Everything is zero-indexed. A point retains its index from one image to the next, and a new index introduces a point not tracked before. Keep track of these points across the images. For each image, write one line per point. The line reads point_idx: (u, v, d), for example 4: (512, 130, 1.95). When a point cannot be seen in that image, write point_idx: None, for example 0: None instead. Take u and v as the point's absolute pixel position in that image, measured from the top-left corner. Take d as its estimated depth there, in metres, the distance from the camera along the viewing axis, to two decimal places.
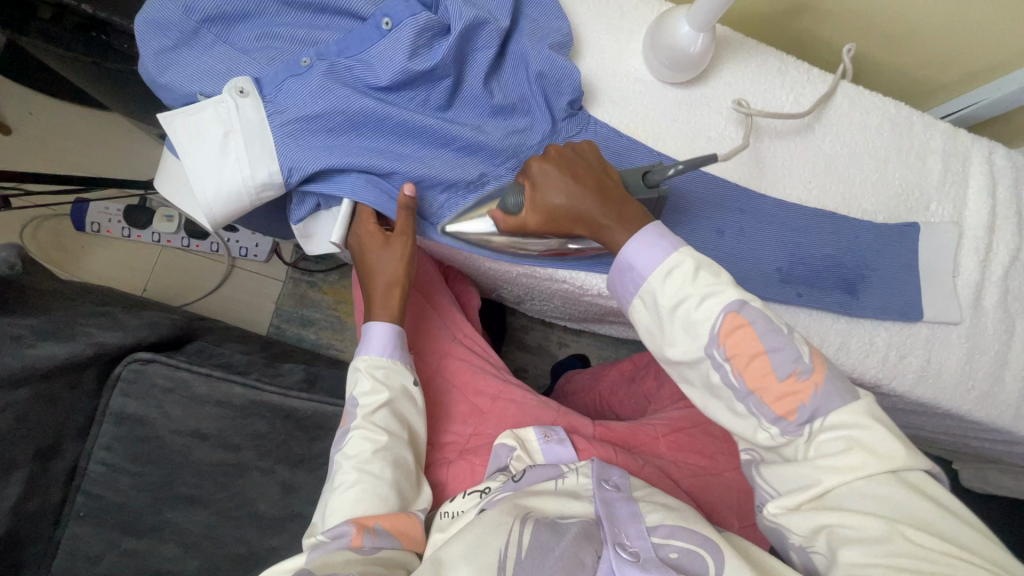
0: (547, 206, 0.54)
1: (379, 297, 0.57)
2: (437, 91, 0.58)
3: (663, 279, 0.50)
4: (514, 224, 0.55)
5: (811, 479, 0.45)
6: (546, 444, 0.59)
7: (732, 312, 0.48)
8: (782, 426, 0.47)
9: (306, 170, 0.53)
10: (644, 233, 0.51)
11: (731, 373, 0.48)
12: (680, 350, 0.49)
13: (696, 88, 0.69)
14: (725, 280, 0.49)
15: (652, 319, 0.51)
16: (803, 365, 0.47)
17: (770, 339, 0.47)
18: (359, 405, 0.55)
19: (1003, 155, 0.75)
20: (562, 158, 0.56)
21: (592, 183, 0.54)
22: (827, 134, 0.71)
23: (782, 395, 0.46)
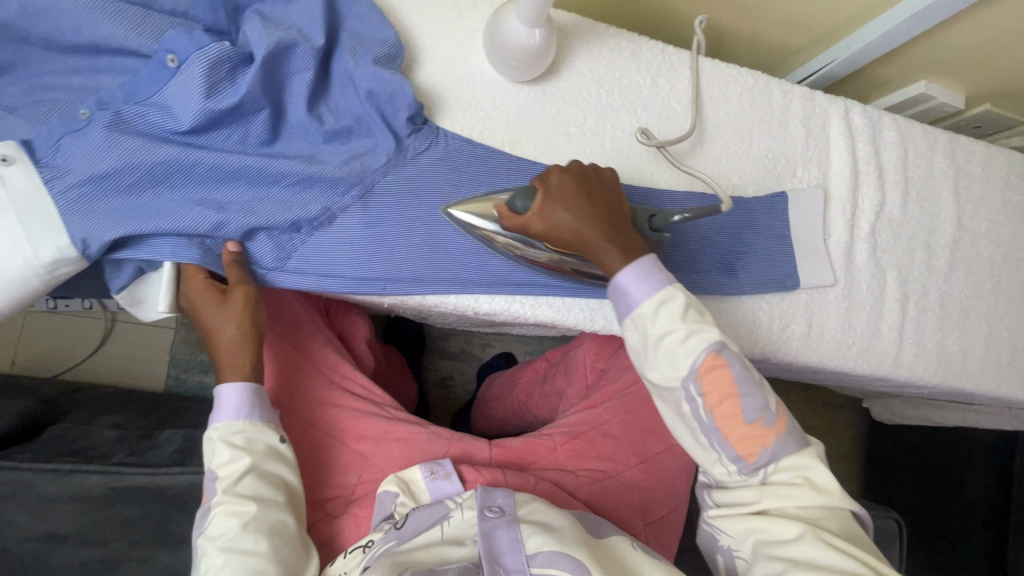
0: (552, 220, 0.53)
1: (226, 356, 0.51)
2: (253, 126, 0.52)
3: (654, 308, 0.51)
4: (518, 224, 0.54)
5: (752, 497, 0.50)
6: (432, 481, 0.58)
7: (714, 351, 0.50)
8: (740, 465, 0.50)
9: (106, 238, 0.47)
10: (638, 263, 0.52)
11: (702, 408, 0.50)
12: (661, 375, 0.51)
13: (549, 83, 0.65)
14: (707, 320, 0.51)
15: (638, 341, 0.52)
16: (770, 415, 0.51)
17: (744, 383, 0.50)
18: (218, 478, 0.50)
19: (859, 113, 0.77)
20: (582, 174, 0.55)
21: (603, 206, 0.54)
22: (690, 113, 0.70)
23: (747, 437, 0.50)
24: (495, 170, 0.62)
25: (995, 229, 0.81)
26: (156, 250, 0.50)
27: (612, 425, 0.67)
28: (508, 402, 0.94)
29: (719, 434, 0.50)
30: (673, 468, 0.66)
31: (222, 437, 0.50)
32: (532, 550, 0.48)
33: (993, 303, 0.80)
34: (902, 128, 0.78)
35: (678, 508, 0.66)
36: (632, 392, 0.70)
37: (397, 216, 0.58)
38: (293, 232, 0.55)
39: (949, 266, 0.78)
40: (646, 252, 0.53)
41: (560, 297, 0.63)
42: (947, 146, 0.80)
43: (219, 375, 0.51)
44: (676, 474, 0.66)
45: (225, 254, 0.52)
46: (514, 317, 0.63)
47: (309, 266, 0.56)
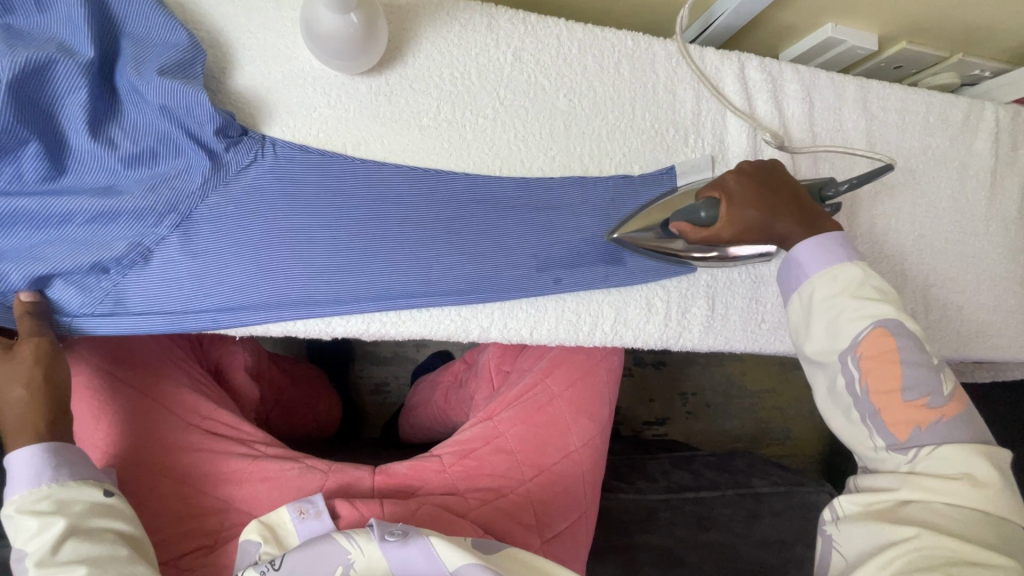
0: (744, 218, 0.54)
1: (14, 420, 0.47)
2: (24, 162, 0.46)
3: (829, 280, 0.52)
4: (704, 236, 0.54)
5: (893, 484, 0.47)
6: (301, 522, 0.53)
7: (883, 327, 0.49)
8: (889, 441, 0.48)
9: None
10: (829, 239, 0.53)
11: (857, 381, 0.49)
12: (817, 347, 0.52)
13: (393, 72, 0.58)
14: (891, 298, 0.50)
15: (801, 315, 0.54)
16: (937, 396, 0.48)
17: (912, 355, 0.48)
18: (28, 553, 0.45)
19: (756, 68, 0.70)
20: (756, 172, 0.56)
21: (791, 196, 0.56)
22: (562, 88, 0.63)
23: (906, 417, 0.47)
24: (336, 176, 0.55)
25: (914, 179, 0.75)
26: None
27: (507, 438, 0.62)
28: (429, 410, 0.89)
29: (873, 411, 0.49)
30: (571, 476, 0.62)
31: (23, 509, 0.46)
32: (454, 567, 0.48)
33: (916, 259, 0.75)
34: (805, 79, 0.72)
35: (583, 515, 0.62)
36: (531, 397, 0.65)
37: (222, 241, 0.52)
38: (99, 274, 0.49)
39: (866, 225, 0.73)
40: (838, 229, 0.55)
41: (426, 309, 0.58)
42: (858, 94, 0.73)
43: (8, 443, 0.48)
44: (577, 481, 0.62)
45: (18, 305, 0.47)
46: (379, 336, 0.58)
47: (123, 308, 0.50)
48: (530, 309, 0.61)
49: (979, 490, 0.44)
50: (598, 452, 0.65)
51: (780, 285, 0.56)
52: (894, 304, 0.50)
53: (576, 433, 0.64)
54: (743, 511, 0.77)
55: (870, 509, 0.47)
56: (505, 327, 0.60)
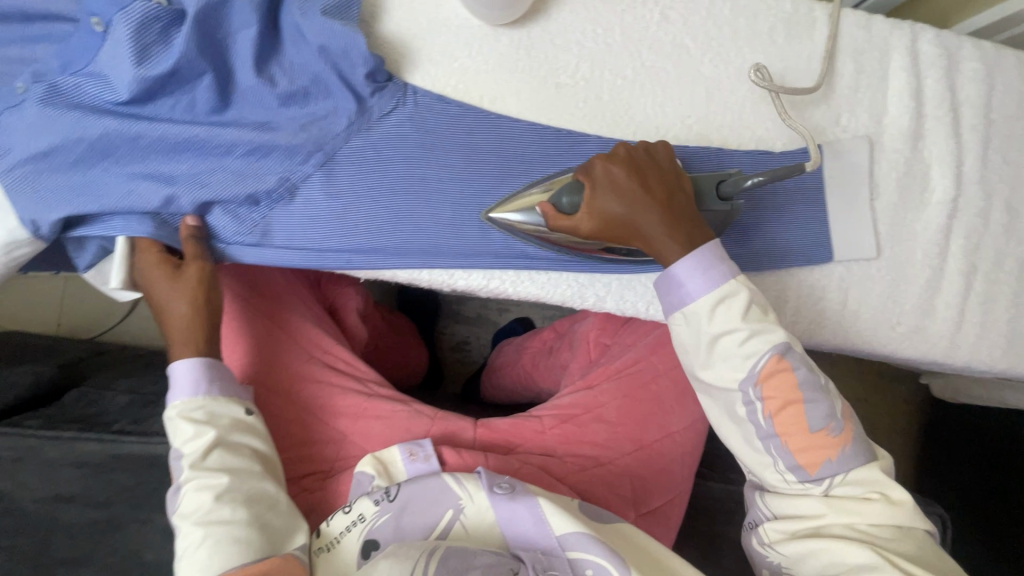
0: (606, 216, 0.49)
1: (178, 331, 0.52)
2: (198, 92, 0.48)
3: (715, 307, 0.48)
4: (565, 227, 0.50)
5: (818, 509, 0.48)
6: (410, 463, 0.56)
7: (778, 354, 0.48)
8: (799, 474, 0.48)
9: (55, 217, 0.46)
10: (700, 253, 0.49)
11: (760, 412, 0.48)
12: (715, 374, 0.49)
13: (536, 25, 0.57)
14: (767, 316, 0.49)
15: (688, 337, 0.50)
16: (837, 423, 0.48)
17: (810, 384, 0.48)
18: (184, 455, 0.51)
19: (932, 40, 0.62)
20: (631, 158, 0.50)
21: (664, 195, 0.49)
22: (708, 52, 0.59)
23: (812, 445, 0.48)
24: (472, 130, 0.55)
25: None
26: (110, 226, 0.49)
27: (608, 409, 0.62)
28: (514, 373, 0.89)
29: (776, 439, 0.48)
30: (671, 456, 0.61)
31: (181, 414, 0.52)
32: (561, 533, 0.49)
33: None
34: (988, 58, 0.63)
35: (678, 497, 0.61)
36: (634, 372, 0.64)
37: (363, 184, 0.53)
38: (251, 206, 0.52)
39: None
40: (712, 238, 0.50)
41: (544, 272, 0.57)
42: None
43: (172, 353, 0.53)
44: (675, 463, 0.61)
45: (185, 228, 0.50)
46: (495, 293, 0.58)
47: (271, 241, 0.53)
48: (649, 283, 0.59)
49: (895, 507, 0.47)
50: (698, 437, 0.63)
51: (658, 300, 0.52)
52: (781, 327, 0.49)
53: (679, 415, 0.62)
54: None
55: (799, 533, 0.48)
56: (620, 298, 0.59)
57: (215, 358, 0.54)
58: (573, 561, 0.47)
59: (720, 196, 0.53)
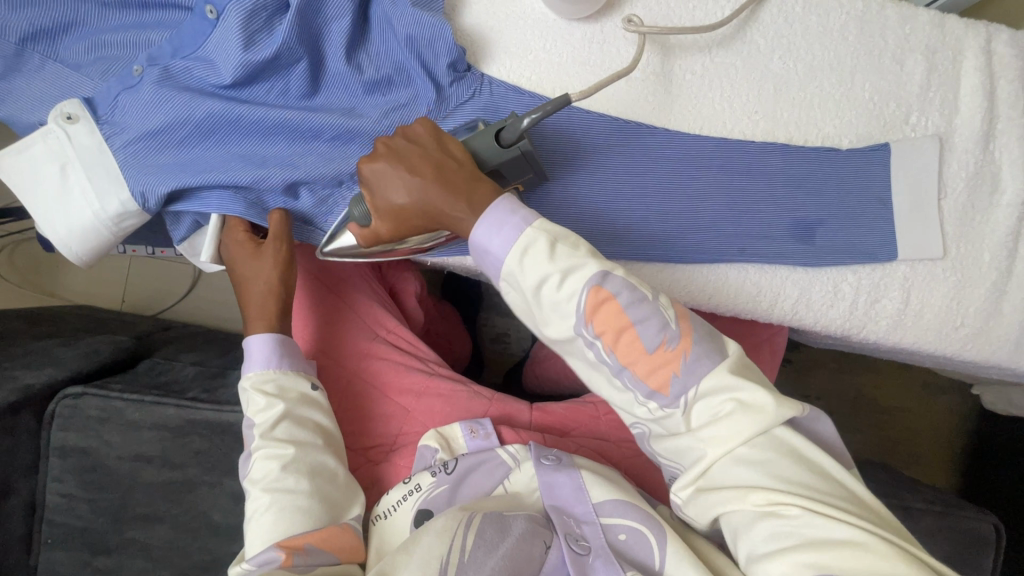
0: (394, 208, 0.48)
1: (256, 305, 0.55)
2: (293, 78, 0.51)
3: (520, 259, 0.43)
4: (369, 238, 0.50)
5: (698, 447, 0.43)
6: (472, 439, 0.58)
7: (595, 286, 0.43)
8: (659, 400, 0.44)
9: (161, 191, 0.49)
10: (493, 208, 0.44)
11: (602, 350, 0.44)
12: (556, 330, 0.44)
13: (609, 19, 0.58)
14: (587, 250, 0.44)
15: (520, 303, 0.45)
16: (673, 334, 0.44)
17: (633, 305, 0.43)
18: (256, 424, 0.53)
19: (1006, 41, 0.61)
20: (393, 150, 0.48)
21: (435, 168, 0.46)
22: (777, 49, 0.60)
23: (653, 366, 0.43)
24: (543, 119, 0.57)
25: None
26: (206, 203, 0.52)
27: None
28: (559, 364, 0.91)
29: (623, 371, 0.44)
30: None
31: (255, 385, 0.54)
32: (598, 501, 0.49)
33: None
34: None
35: None
36: None
37: None
38: (334, 187, 0.55)
39: None
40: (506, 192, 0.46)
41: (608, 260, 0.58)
42: None
43: (250, 327, 0.55)
44: None
45: (273, 215, 0.53)
46: None
47: None
48: (708, 274, 0.60)
49: (756, 417, 0.41)
50: None
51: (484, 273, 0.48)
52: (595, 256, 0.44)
53: None
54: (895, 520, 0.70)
55: (698, 483, 0.43)
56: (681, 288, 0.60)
57: (285, 334, 0.56)
58: (605, 527, 0.47)
59: (500, 145, 0.49)
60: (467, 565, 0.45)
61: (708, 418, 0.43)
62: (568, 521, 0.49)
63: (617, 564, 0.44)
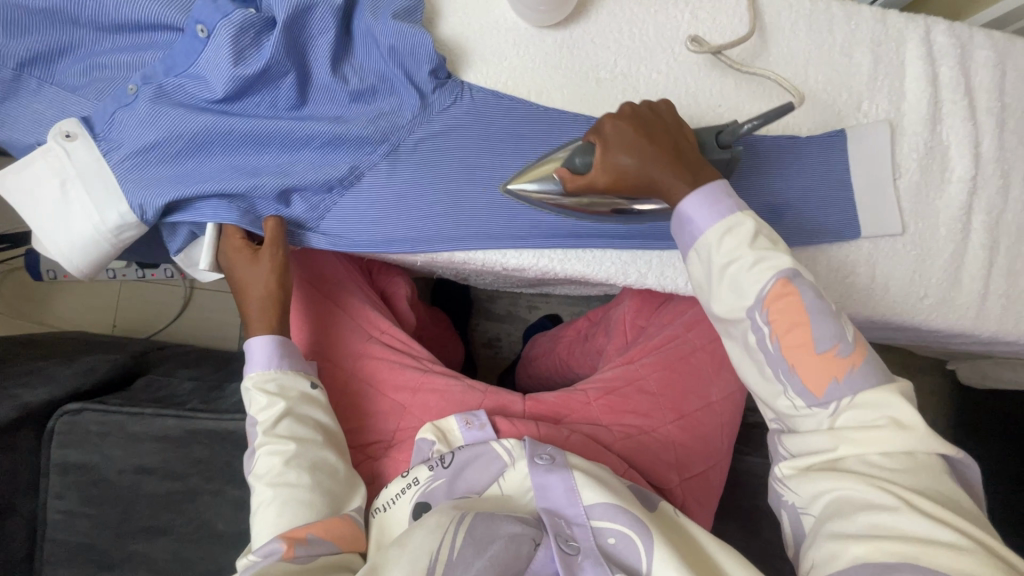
0: (617, 167, 0.50)
1: (254, 310, 0.57)
2: (282, 91, 0.54)
3: (721, 235, 0.47)
4: (582, 184, 0.51)
5: (826, 445, 0.43)
6: (468, 431, 0.59)
7: (784, 278, 0.45)
8: (807, 399, 0.45)
9: (158, 203, 0.51)
10: (707, 189, 0.48)
11: (768, 337, 0.46)
12: (725, 306, 0.47)
13: (577, 26, 0.62)
14: (783, 248, 0.47)
15: (701, 274, 0.49)
16: (846, 344, 0.45)
17: (815, 307, 0.45)
18: (258, 422, 0.55)
19: (944, 32, 0.67)
20: (636, 115, 0.51)
21: (668, 143, 0.50)
22: (734, 47, 0.64)
23: (820, 366, 0.44)
24: (520, 121, 0.60)
25: None
26: (201, 212, 0.54)
27: (649, 380, 0.65)
28: (551, 361, 0.93)
29: (786, 366, 0.45)
30: (712, 425, 0.64)
31: (257, 385, 0.56)
32: (589, 502, 0.50)
33: None
34: (998, 45, 0.67)
35: (718, 465, 0.64)
36: (672, 347, 0.67)
37: (423, 172, 0.58)
38: (325, 192, 0.57)
39: None
40: (718, 180, 0.50)
41: (589, 251, 0.61)
42: None
43: (249, 329, 0.57)
44: (715, 432, 0.64)
45: (267, 223, 0.55)
46: (544, 272, 0.62)
47: (341, 225, 0.59)
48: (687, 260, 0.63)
49: (902, 432, 0.42)
50: (735, 406, 0.66)
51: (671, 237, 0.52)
52: (787, 253, 0.47)
53: (718, 386, 0.65)
54: None
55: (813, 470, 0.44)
56: (661, 275, 0.62)
57: (284, 336, 0.58)
58: (597, 530, 0.48)
59: (721, 145, 0.53)
60: (455, 562, 0.46)
61: (856, 425, 0.43)
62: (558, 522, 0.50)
63: (606, 565, 0.46)
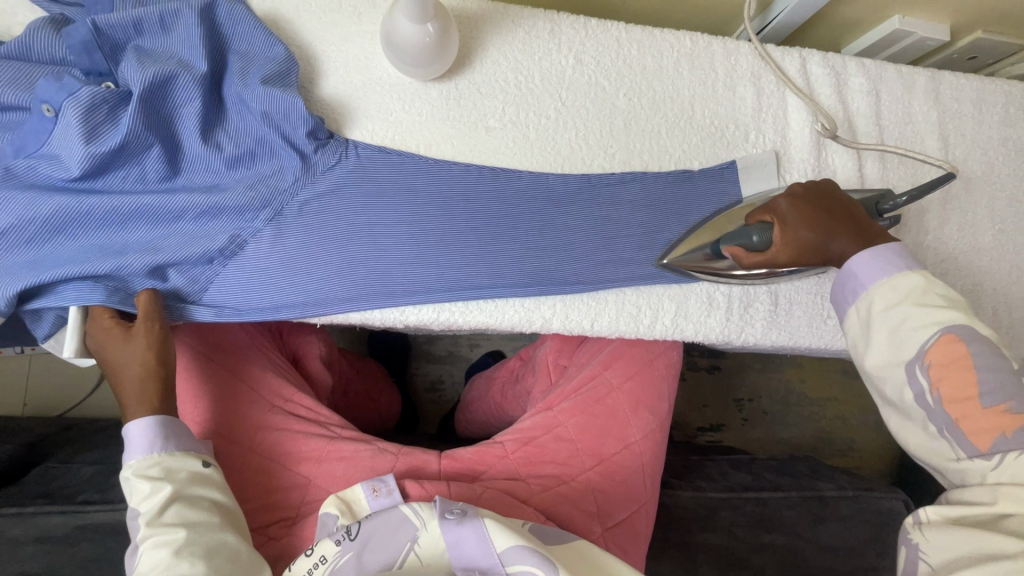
0: (799, 244, 0.53)
1: (129, 392, 0.53)
2: (146, 164, 0.52)
3: (887, 292, 0.49)
4: (760, 261, 0.54)
5: (987, 498, 0.42)
6: (374, 499, 0.57)
7: (951, 334, 0.45)
8: (971, 451, 0.43)
9: (10, 292, 0.49)
10: (885, 250, 0.50)
11: (927, 392, 0.45)
12: (878, 360, 0.48)
13: (462, 77, 0.62)
14: (961, 307, 0.46)
15: (858, 330, 0.50)
16: (1022, 402, 0.43)
17: (990, 362, 0.44)
18: (141, 512, 0.51)
19: (819, 62, 0.70)
20: (807, 195, 0.55)
21: (846, 217, 0.54)
22: (622, 88, 0.66)
23: (989, 422, 0.43)
24: (409, 174, 0.60)
25: (992, 173, 0.72)
26: (63, 297, 0.51)
27: (567, 427, 0.63)
28: (486, 405, 0.91)
29: (949, 421, 0.44)
30: (633, 468, 0.62)
31: (137, 473, 0.52)
32: (503, 549, 0.47)
33: (995, 256, 0.72)
34: (871, 72, 0.71)
35: (642, 509, 0.62)
36: (589, 389, 0.65)
37: (309, 235, 0.57)
38: (204, 264, 0.55)
39: (938, 220, 0.71)
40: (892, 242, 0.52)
41: (491, 300, 0.60)
42: (929, 85, 0.71)
43: (126, 413, 0.54)
44: (637, 474, 0.62)
45: (140, 300, 0.52)
46: (446, 325, 0.61)
47: (225, 296, 0.56)
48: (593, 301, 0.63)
49: None
50: (657, 445, 0.65)
51: (832, 296, 0.53)
52: (963, 311, 0.46)
53: (636, 425, 0.64)
54: (807, 514, 0.73)
55: (963, 522, 0.42)
56: (567, 317, 0.62)
57: (166, 413, 0.54)
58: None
59: (879, 214, 0.60)
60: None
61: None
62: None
63: None
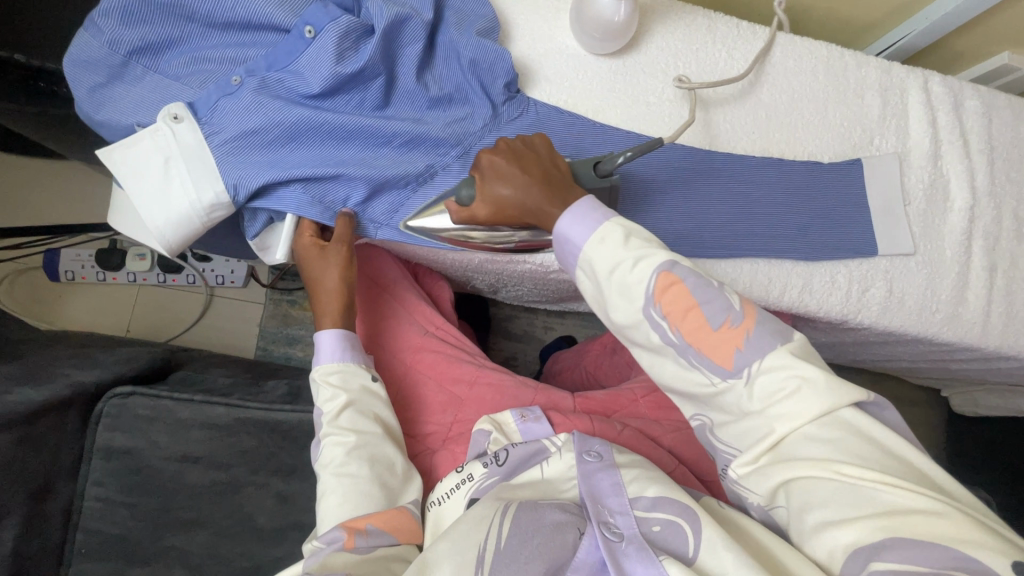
0: (498, 199, 0.54)
1: (323, 304, 0.59)
2: (371, 91, 0.59)
3: (596, 246, 0.47)
4: (468, 217, 0.55)
5: (765, 428, 0.42)
6: (523, 423, 0.61)
7: (665, 271, 0.45)
8: (720, 373, 0.43)
9: (251, 185, 0.54)
10: (577, 205, 0.49)
11: (669, 329, 0.45)
12: (623, 314, 0.46)
13: (630, 56, 0.70)
14: (656, 242, 0.47)
15: (593, 289, 0.49)
16: (737, 313, 0.44)
17: (703, 292, 0.44)
18: (323, 413, 0.57)
19: (939, 82, 0.76)
20: (511, 151, 0.55)
21: (542, 174, 0.53)
22: (764, 83, 0.73)
23: (721, 342, 0.43)
24: (579, 134, 0.66)
25: None
26: (282, 200, 0.56)
27: None
28: (577, 374, 0.95)
29: (694, 352, 0.44)
30: None
31: (322, 378, 0.58)
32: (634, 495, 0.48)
33: None
34: (985, 97, 0.77)
35: None
36: None
37: None
38: (399, 189, 0.61)
39: None
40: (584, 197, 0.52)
41: None
42: None
43: (318, 324, 0.59)
44: None
45: (342, 218, 0.58)
46: None
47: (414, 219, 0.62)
48: (726, 267, 0.69)
49: (822, 398, 0.41)
50: None
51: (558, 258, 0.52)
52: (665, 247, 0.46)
53: None
54: None
55: (762, 459, 0.42)
56: None
57: (349, 329, 0.60)
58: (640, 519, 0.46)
59: (598, 174, 0.58)
60: (502, 551, 0.45)
61: (768, 396, 0.42)
62: (601, 511, 0.47)
63: (649, 551, 0.42)
